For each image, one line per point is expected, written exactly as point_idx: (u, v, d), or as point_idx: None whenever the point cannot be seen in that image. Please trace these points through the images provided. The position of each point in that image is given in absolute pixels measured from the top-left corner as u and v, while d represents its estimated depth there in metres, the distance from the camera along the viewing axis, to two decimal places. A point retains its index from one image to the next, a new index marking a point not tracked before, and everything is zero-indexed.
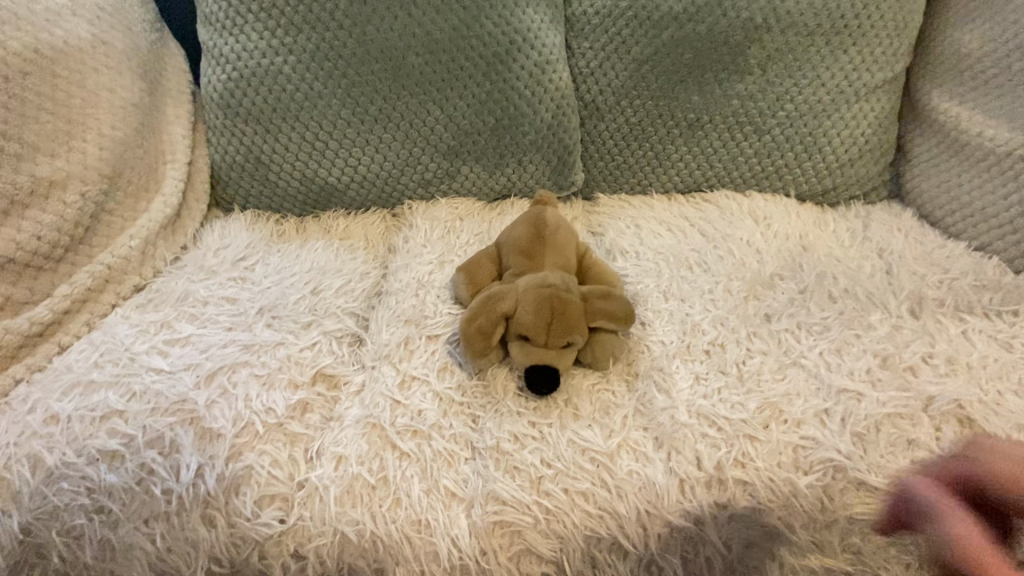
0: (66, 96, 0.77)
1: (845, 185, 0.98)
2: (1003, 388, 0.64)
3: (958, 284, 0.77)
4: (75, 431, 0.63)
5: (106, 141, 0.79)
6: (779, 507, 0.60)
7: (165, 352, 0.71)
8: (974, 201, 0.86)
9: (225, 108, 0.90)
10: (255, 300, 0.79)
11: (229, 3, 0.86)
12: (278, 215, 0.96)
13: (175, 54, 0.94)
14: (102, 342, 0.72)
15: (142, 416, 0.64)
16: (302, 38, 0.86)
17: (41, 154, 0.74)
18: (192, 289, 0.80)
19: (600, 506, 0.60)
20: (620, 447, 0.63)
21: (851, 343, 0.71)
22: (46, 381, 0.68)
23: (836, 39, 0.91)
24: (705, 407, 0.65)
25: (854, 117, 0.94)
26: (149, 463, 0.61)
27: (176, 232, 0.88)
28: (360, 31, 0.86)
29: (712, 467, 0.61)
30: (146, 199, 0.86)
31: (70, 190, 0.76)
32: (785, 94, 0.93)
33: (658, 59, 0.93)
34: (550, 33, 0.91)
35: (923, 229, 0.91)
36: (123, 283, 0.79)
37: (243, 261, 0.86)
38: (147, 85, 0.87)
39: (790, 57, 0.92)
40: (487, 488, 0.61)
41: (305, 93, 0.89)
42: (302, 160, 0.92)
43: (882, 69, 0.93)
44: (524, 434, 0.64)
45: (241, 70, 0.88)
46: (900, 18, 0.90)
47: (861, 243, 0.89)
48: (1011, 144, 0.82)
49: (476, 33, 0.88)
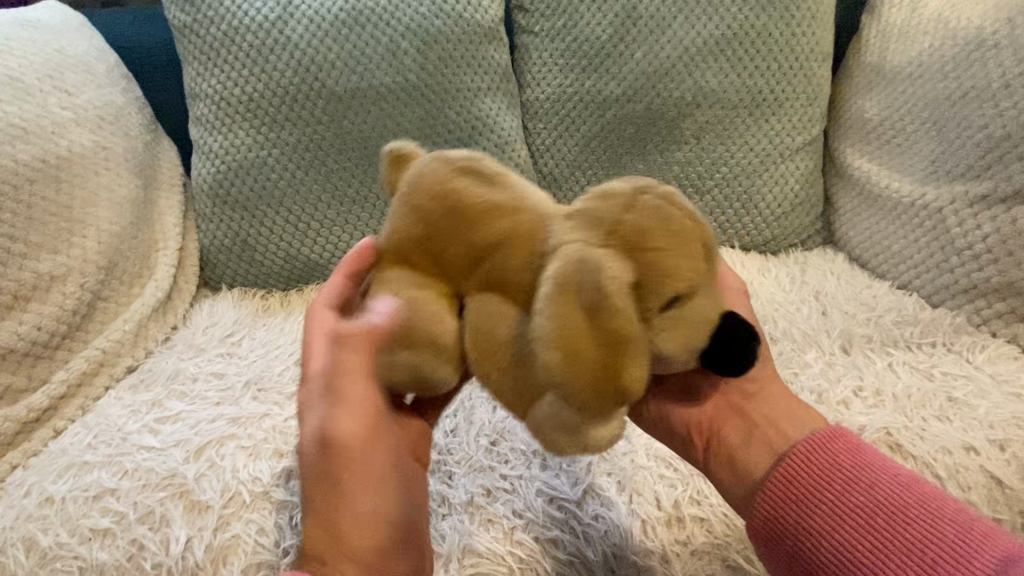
0: (69, 199, 0.85)
1: (784, 235, 1.08)
2: (926, 415, 0.74)
3: (883, 321, 0.87)
4: (70, 512, 0.67)
5: (104, 236, 0.87)
6: (735, 540, 0.65)
7: (156, 430, 0.76)
8: (893, 245, 0.96)
9: (214, 198, 0.99)
10: (242, 373, 0.84)
11: (218, 106, 0.96)
12: (264, 290, 1.02)
13: (168, 151, 1.04)
14: (97, 424, 0.77)
15: (132, 493, 0.68)
16: (285, 132, 0.96)
17: (45, 251, 0.81)
18: (181, 367, 0.85)
19: (570, 552, 0.64)
20: (586, 493, 0.68)
21: (790, 380, 0.80)
22: (42, 465, 0.72)
23: (758, 110, 1.03)
24: (662, 449, 0.72)
25: (782, 176, 1.06)
26: (140, 538, 0.65)
27: (166, 313, 0.94)
28: (336, 125, 0.96)
29: (671, 505, 0.67)
30: (139, 285, 0.92)
31: (70, 283, 0.82)
32: (719, 158, 1.04)
33: (605, 134, 1.04)
34: (508, 119, 1.03)
35: (853, 272, 1.00)
36: (116, 365, 0.85)
37: (230, 337, 0.91)
38: (142, 181, 0.95)
39: (719, 128, 1.03)
40: (463, 542, 0.64)
41: (288, 181, 0.97)
42: (286, 241, 0.99)
43: (800, 134, 1.05)
44: (497, 487, 0.69)
45: (229, 164, 0.97)
46: (810, 90, 1.04)
47: (800, 286, 0.97)
48: (913, 196, 0.93)
49: (442, 122, 0.99)
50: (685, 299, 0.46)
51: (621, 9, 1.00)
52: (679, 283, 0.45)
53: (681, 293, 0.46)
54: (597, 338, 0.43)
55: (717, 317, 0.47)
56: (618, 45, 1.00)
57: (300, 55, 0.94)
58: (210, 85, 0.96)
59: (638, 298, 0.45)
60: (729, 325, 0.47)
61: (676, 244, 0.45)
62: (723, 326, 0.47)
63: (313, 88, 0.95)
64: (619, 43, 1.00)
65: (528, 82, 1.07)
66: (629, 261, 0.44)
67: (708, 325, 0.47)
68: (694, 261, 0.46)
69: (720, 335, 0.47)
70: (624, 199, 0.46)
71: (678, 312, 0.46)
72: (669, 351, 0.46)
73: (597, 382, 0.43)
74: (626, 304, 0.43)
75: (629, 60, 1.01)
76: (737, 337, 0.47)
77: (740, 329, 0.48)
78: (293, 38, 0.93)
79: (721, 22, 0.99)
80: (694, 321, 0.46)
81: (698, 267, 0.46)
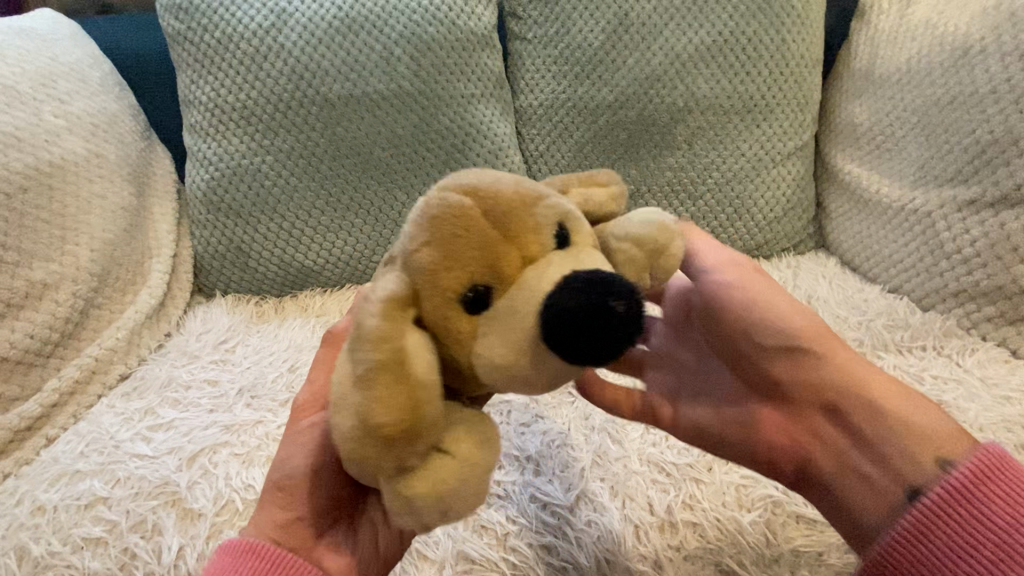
0: (61, 206, 0.85)
1: (776, 239, 1.08)
2: None
3: (874, 325, 0.88)
4: (61, 521, 0.67)
5: (97, 243, 0.87)
6: (727, 545, 0.65)
7: (148, 438, 0.76)
8: (884, 249, 0.97)
9: (208, 205, 0.99)
10: (236, 381, 0.84)
11: (212, 114, 0.96)
12: (258, 297, 1.02)
13: (162, 158, 1.04)
14: (89, 432, 0.76)
15: (125, 501, 0.68)
16: (279, 139, 0.96)
17: (37, 259, 0.81)
18: (175, 374, 0.85)
19: (563, 558, 0.64)
20: (579, 499, 0.68)
21: None
22: (33, 474, 0.72)
23: (750, 116, 1.04)
24: (655, 454, 0.72)
25: (774, 181, 1.07)
26: (131, 547, 0.65)
27: (160, 320, 0.94)
28: (330, 132, 0.97)
29: (664, 511, 0.67)
30: (132, 292, 0.92)
31: (63, 290, 0.82)
32: (711, 164, 1.05)
33: (598, 140, 1.05)
34: (501, 125, 1.04)
35: (845, 275, 1.01)
36: (109, 373, 0.85)
37: (224, 343, 0.91)
38: (136, 188, 0.95)
39: (711, 133, 1.04)
40: (456, 548, 0.64)
41: (282, 188, 0.98)
42: (280, 247, 0.99)
43: (792, 139, 1.06)
44: (490, 493, 0.69)
45: (223, 171, 0.97)
46: (800, 96, 1.05)
47: (792, 290, 0.98)
48: (903, 201, 0.94)
49: (435, 129, 0.99)
50: (505, 294, 0.38)
51: (613, 16, 1.01)
52: (455, 285, 0.38)
53: (492, 291, 0.38)
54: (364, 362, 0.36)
55: (538, 308, 0.36)
56: (611, 52, 1.01)
57: (294, 63, 0.94)
58: (204, 92, 0.96)
59: (402, 315, 0.37)
60: (570, 317, 0.35)
61: (460, 234, 0.38)
62: (557, 322, 0.35)
63: (307, 95, 0.95)
64: (611, 50, 1.01)
65: (522, 89, 1.07)
66: (419, 262, 0.38)
67: (528, 329, 0.36)
68: (487, 248, 0.38)
69: (557, 333, 0.35)
70: (438, 191, 0.40)
71: (486, 321, 0.38)
72: (497, 358, 0.37)
73: (370, 420, 0.36)
74: (389, 320, 0.37)
75: (621, 66, 1.01)
76: (602, 331, 0.35)
77: (600, 325, 0.35)
78: (287, 46, 0.94)
79: (712, 29, 1.00)
80: (518, 317, 0.37)
81: (488, 257, 0.38)
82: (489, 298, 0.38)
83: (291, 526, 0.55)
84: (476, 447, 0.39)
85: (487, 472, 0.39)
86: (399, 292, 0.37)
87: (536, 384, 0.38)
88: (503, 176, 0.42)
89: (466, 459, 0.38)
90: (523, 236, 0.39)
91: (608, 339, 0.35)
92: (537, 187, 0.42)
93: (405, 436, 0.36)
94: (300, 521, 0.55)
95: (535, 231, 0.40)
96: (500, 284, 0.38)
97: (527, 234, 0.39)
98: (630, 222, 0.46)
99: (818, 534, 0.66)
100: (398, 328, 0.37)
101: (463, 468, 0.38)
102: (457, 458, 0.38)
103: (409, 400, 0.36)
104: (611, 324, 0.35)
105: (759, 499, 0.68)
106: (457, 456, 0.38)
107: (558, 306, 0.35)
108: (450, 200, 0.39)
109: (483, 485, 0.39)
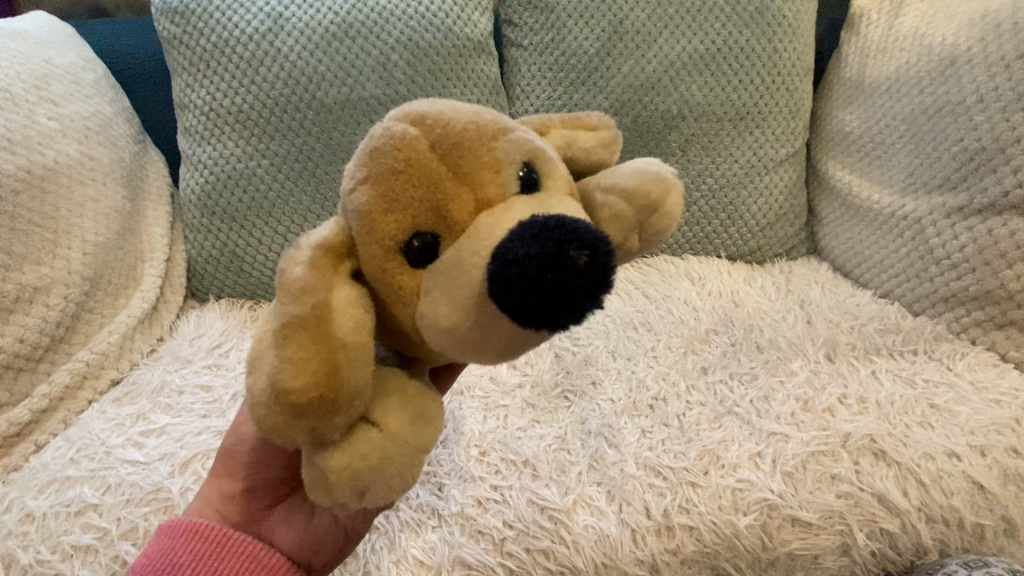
0: (54, 210, 0.84)
1: (768, 245, 1.10)
2: (909, 421, 0.75)
3: (866, 329, 0.89)
4: (50, 528, 0.66)
5: (90, 247, 0.86)
6: (724, 549, 0.68)
7: (140, 443, 0.75)
8: (876, 255, 0.99)
9: (203, 208, 0.98)
10: (230, 386, 0.83)
11: (208, 118, 0.96)
12: (252, 301, 1.01)
13: (155, 160, 1.03)
14: (79, 438, 0.75)
15: (116, 508, 0.67)
16: (275, 143, 0.96)
17: (28, 263, 0.80)
18: (167, 379, 0.84)
19: (562, 563, 0.65)
20: (575, 503, 0.68)
21: (776, 388, 0.81)
22: (21, 480, 0.71)
23: (743, 123, 1.05)
24: (651, 458, 0.72)
25: (766, 187, 1.08)
26: (122, 555, 0.64)
27: (152, 325, 0.93)
28: (326, 136, 0.97)
29: (660, 515, 0.68)
30: (125, 296, 0.91)
31: (54, 294, 0.81)
32: (705, 170, 1.06)
33: None
34: None
35: (837, 280, 1.02)
36: (100, 378, 0.84)
37: (218, 347, 0.90)
38: (129, 191, 0.95)
39: (704, 140, 1.05)
40: (453, 554, 0.65)
41: (277, 192, 0.97)
42: (274, 252, 0.99)
43: (784, 145, 1.08)
44: (487, 498, 0.69)
45: (218, 175, 0.97)
46: (792, 103, 1.06)
47: (786, 295, 0.99)
48: (893, 207, 0.96)
49: None
50: (451, 243, 0.38)
51: (608, 24, 1.02)
52: (392, 232, 0.38)
53: (439, 242, 0.38)
54: (294, 323, 0.36)
55: (485, 261, 0.35)
56: (606, 58, 1.02)
57: (290, 67, 0.94)
58: (200, 96, 0.96)
59: (329, 267, 0.38)
60: (518, 271, 0.33)
61: (401, 171, 0.38)
62: (500, 277, 0.34)
63: (303, 100, 0.95)
64: (607, 57, 1.02)
65: (517, 94, 1.07)
66: (357, 206, 0.38)
67: (470, 284, 0.36)
68: (431, 191, 0.38)
69: (505, 287, 0.34)
70: (387, 122, 0.40)
71: (427, 275, 0.38)
72: (441, 322, 0.37)
73: (279, 387, 0.35)
74: (317, 272, 0.38)
75: (616, 74, 1.02)
76: (557, 288, 0.33)
77: (557, 282, 0.33)
78: (283, 50, 0.94)
79: (706, 37, 1.01)
80: (462, 273, 0.36)
81: (431, 201, 0.38)
82: (431, 247, 0.38)
83: (240, 502, 0.58)
84: (407, 423, 0.39)
85: (420, 453, 0.39)
86: (332, 243, 0.39)
87: (485, 347, 0.37)
88: (464, 108, 0.41)
89: (395, 434, 0.38)
90: (477, 177, 0.38)
91: (567, 297, 0.33)
92: (502, 122, 0.42)
93: (322, 407, 0.36)
94: (249, 494, 0.59)
95: (491, 169, 0.39)
96: (446, 234, 0.38)
97: (481, 175, 0.39)
98: (620, 173, 0.46)
99: (811, 537, 0.68)
100: (323, 282, 0.37)
101: (390, 444, 0.38)
102: (384, 433, 0.38)
103: (326, 365, 0.36)
104: (569, 279, 0.33)
105: (754, 503, 0.69)
106: (385, 429, 0.38)
107: (506, 258, 0.34)
108: (394, 131, 0.39)
109: (414, 465, 0.39)
